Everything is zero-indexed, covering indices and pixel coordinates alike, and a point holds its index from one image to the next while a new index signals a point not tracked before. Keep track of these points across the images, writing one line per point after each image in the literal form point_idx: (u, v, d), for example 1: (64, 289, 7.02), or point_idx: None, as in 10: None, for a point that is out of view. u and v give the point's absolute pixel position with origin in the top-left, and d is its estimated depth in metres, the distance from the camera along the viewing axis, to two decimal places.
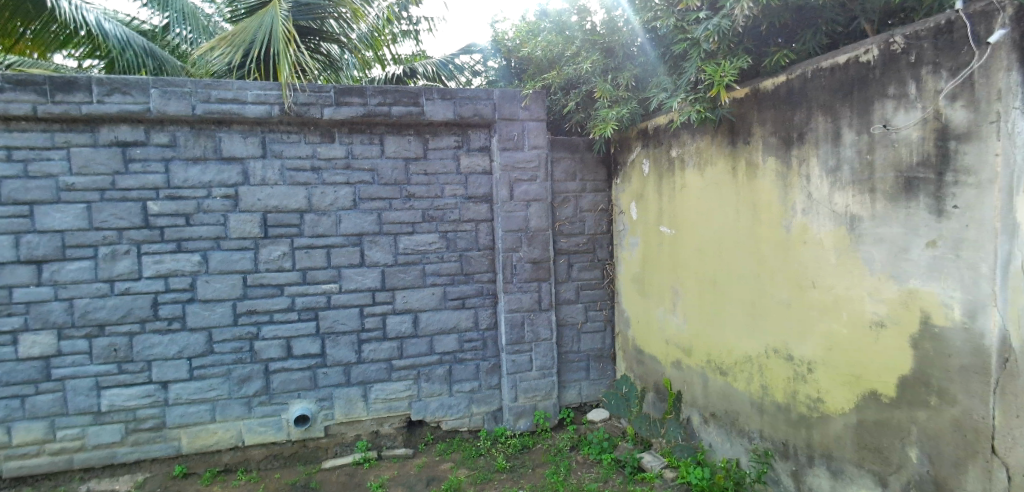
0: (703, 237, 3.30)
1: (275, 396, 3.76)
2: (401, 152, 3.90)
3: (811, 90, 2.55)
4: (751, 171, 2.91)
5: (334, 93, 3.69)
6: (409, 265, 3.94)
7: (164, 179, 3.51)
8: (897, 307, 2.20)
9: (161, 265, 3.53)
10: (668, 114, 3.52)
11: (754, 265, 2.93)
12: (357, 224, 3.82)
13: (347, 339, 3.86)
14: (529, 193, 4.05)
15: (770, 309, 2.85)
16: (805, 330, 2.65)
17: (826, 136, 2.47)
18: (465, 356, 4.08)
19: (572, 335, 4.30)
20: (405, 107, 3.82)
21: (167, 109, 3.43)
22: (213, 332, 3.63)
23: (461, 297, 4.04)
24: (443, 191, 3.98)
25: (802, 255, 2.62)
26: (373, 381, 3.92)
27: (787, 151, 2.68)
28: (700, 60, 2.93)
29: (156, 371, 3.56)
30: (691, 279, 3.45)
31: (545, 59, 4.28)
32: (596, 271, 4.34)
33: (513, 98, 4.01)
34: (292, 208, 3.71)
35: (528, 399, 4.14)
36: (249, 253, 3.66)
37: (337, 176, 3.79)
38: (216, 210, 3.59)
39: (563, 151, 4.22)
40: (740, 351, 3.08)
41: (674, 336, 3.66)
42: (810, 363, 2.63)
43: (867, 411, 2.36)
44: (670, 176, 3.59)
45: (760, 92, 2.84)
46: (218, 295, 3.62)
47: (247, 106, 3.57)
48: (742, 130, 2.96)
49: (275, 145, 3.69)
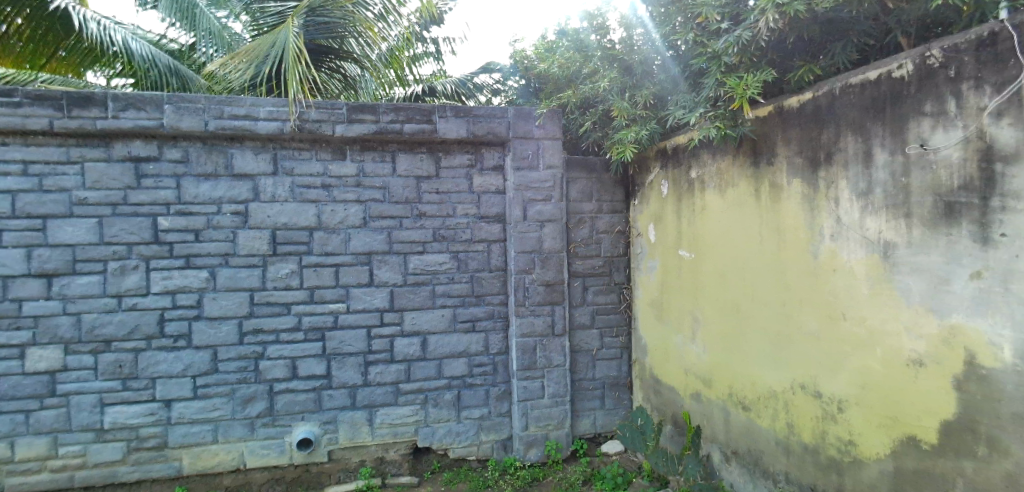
0: (724, 262, 3.13)
1: (279, 417, 3.67)
2: (414, 170, 3.83)
3: (839, 107, 2.38)
4: (775, 194, 2.74)
5: (346, 110, 3.65)
6: (418, 285, 3.84)
7: (175, 195, 3.50)
8: (938, 344, 2.00)
9: (169, 281, 3.50)
10: (688, 133, 3.37)
11: (779, 293, 2.74)
12: (366, 243, 3.75)
13: (354, 361, 3.76)
14: (543, 213, 3.93)
15: (796, 340, 2.66)
16: (835, 365, 2.44)
17: (856, 156, 2.30)
18: (474, 381, 3.94)
19: (587, 362, 4.13)
20: (418, 124, 3.76)
21: (180, 125, 3.43)
22: (219, 350, 3.57)
23: (471, 319, 3.92)
24: (455, 210, 3.89)
25: (831, 283, 2.44)
26: (379, 405, 3.80)
27: (814, 173, 2.51)
28: (720, 74, 2.79)
29: (160, 389, 3.51)
30: (712, 305, 3.26)
31: (562, 77, 4.18)
32: (613, 295, 4.17)
33: (528, 116, 3.92)
34: (301, 225, 3.66)
35: (539, 428, 3.96)
36: (257, 271, 3.61)
37: (347, 193, 3.73)
38: (226, 226, 3.56)
39: (579, 171, 4.10)
40: (764, 384, 2.88)
41: (693, 365, 3.46)
42: (841, 401, 2.42)
43: (906, 458, 2.15)
44: (689, 198, 3.44)
45: (784, 110, 2.68)
46: (225, 312, 3.57)
47: (259, 123, 3.54)
48: (765, 149, 2.80)
49: (286, 162, 3.65)
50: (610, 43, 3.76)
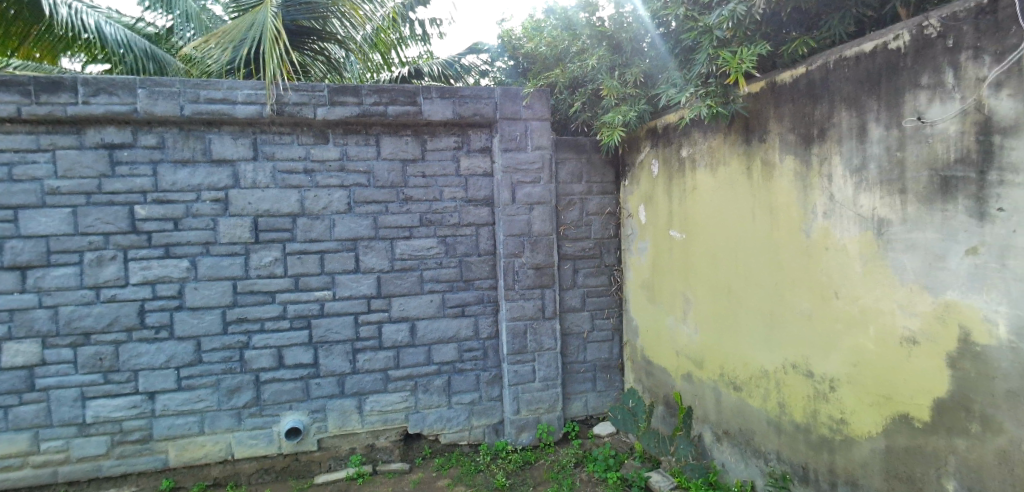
0: (715, 241, 3.08)
1: (266, 407, 3.61)
2: (399, 154, 3.74)
3: (833, 81, 2.32)
4: (767, 172, 2.68)
5: (327, 92, 3.54)
6: (406, 271, 3.77)
7: (152, 182, 3.38)
8: (932, 322, 1.97)
9: (148, 271, 3.40)
10: (678, 111, 3.30)
11: (771, 273, 2.70)
12: (351, 228, 3.67)
13: (342, 349, 3.69)
14: (532, 196, 3.86)
15: (789, 320, 2.62)
16: (828, 344, 2.41)
17: (850, 131, 2.25)
18: (464, 367, 3.90)
19: (578, 345, 4.09)
20: (402, 106, 3.65)
21: (154, 109, 3.31)
22: (202, 341, 3.50)
23: (461, 304, 3.87)
24: (441, 193, 3.81)
25: (824, 262, 2.40)
26: (368, 392, 3.75)
27: (807, 149, 2.46)
28: (712, 49, 2.71)
29: (143, 382, 3.43)
30: (703, 286, 3.23)
31: (550, 56, 4.11)
32: (604, 277, 4.13)
33: (515, 96, 3.83)
34: (284, 211, 3.57)
35: (531, 412, 3.94)
36: (239, 259, 3.52)
37: (331, 178, 3.63)
38: (206, 214, 3.46)
39: (568, 152, 4.02)
40: (756, 364, 2.85)
41: (685, 347, 3.43)
42: (833, 380, 2.40)
43: (898, 436, 2.13)
44: (680, 177, 3.38)
45: (777, 85, 2.61)
46: (208, 302, 3.49)
47: (237, 107, 3.43)
48: (757, 126, 2.74)
49: (266, 147, 3.55)
50: (599, 21, 3.67)
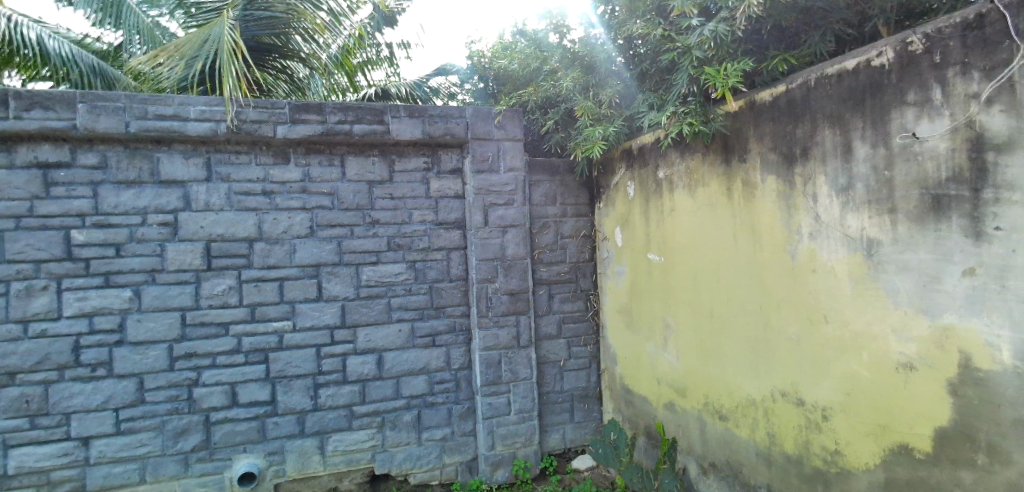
0: (696, 265, 2.99)
1: (217, 451, 3.31)
2: (365, 175, 3.55)
3: (815, 100, 2.27)
4: (749, 192, 2.61)
5: (288, 109, 3.35)
6: (373, 299, 3.56)
7: (92, 205, 3.10)
8: (930, 347, 1.89)
9: (85, 302, 3.10)
10: (655, 131, 3.23)
11: (755, 297, 2.61)
12: (314, 253, 3.44)
13: (302, 384, 3.43)
14: (505, 219, 3.72)
15: (776, 345, 2.52)
16: (818, 371, 2.32)
17: (835, 150, 2.18)
18: (435, 400, 3.68)
19: (554, 374, 3.92)
20: (369, 125, 3.48)
21: (96, 126, 3.05)
22: (145, 379, 3.19)
23: (431, 333, 3.66)
24: (411, 216, 3.64)
25: (812, 284, 2.31)
26: (331, 431, 3.49)
27: (790, 169, 2.39)
28: (692, 68, 2.66)
29: (76, 426, 3.09)
30: (684, 311, 3.12)
31: (521, 76, 4.03)
32: (580, 302, 3.99)
33: (487, 116, 3.71)
34: (239, 236, 3.32)
35: (506, 447, 3.72)
36: (189, 288, 3.25)
37: (292, 200, 3.42)
38: (153, 239, 3.19)
39: (542, 173, 3.91)
40: (743, 392, 2.74)
41: (666, 375, 3.30)
42: (826, 409, 2.30)
43: (898, 468, 2.02)
44: (657, 199, 3.30)
45: (757, 104, 2.55)
46: (153, 336, 3.19)
47: (190, 123, 3.19)
48: (737, 146, 2.67)
49: (221, 167, 3.31)
50: (570, 43, 3.61)
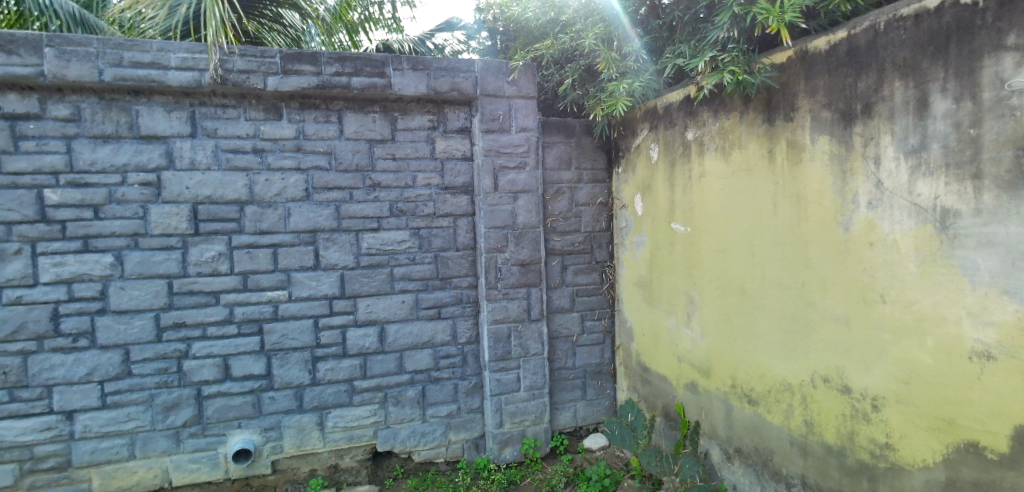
0: (726, 236, 2.72)
1: (210, 426, 3.12)
2: (364, 133, 3.26)
3: (883, 47, 1.95)
4: (794, 155, 2.32)
5: (279, 59, 3.05)
6: (374, 268, 3.31)
7: (66, 162, 2.84)
8: (1014, 334, 1.64)
9: (62, 268, 2.86)
10: (686, 87, 2.92)
11: (796, 273, 2.35)
12: (310, 219, 3.19)
13: (299, 357, 3.22)
14: (516, 183, 3.44)
15: (818, 327, 2.27)
16: (867, 356, 2.07)
17: (905, 105, 1.89)
18: (441, 376, 3.47)
19: (566, 349, 3.70)
20: (368, 77, 3.18)
21: (66, 73, 2.75)
22: (131, 350, 2.97)
23: (437, 305, 3.43)
24: (414, 180, 3.36)
25: (866, 260, 2.05)
26: (331, 406, 3.29)
27: (847, 128, 2.09)
28: (738, 7, 2.34)
29: (58, 399, 2.90)
30: (710, 286, 2.87)
31: (536, 28, 3.70)
32: (595, 274, 3.74)
33: (498, 70, 3.39)
34: (228, 198, 3.06)
35: (515, 425, 3.53)
36: (176, 254, 3.01)
37: (285, 159, 3.14)
38: (134, 200, 2.93)
39: (556, 134, 3.61)
40: (776, 375, 2.50)
41: (688, 354, 3.08)
42: (875, 398, 2.06)
43: (962, 468, 1.80)
44: (684, 163, 3.01)
45: (809, 54, 2.24)
46: (137, 304, 2.96)
47: (170, 73, 2.90)
48: (783, 102, 2.37)
49: (207, 122, 3.03)
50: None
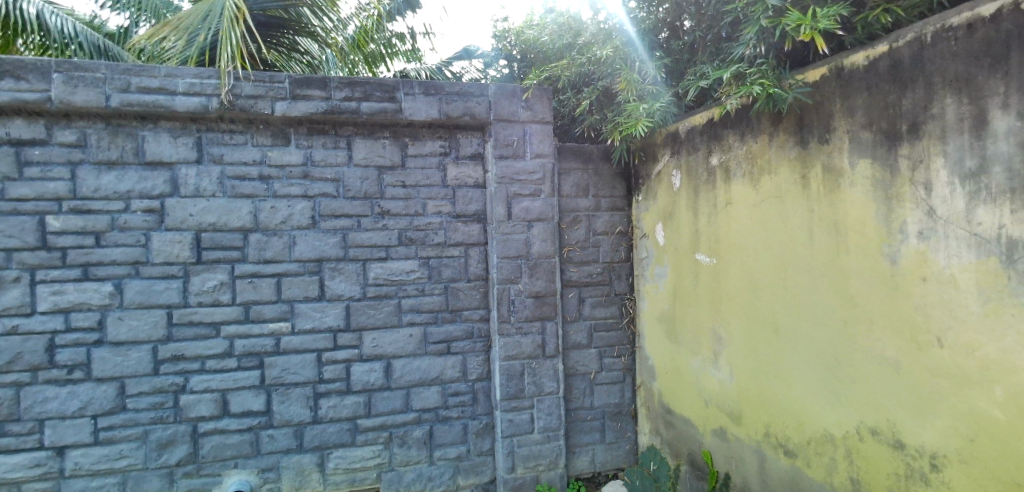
0: (756, 269, 2.50)
1: (205, 465, 2.96)
2: (374, 159, 3.16)
3: (931, 60, 1.77)
4: (831, 180, 2.12)
5: (288, 84, 2.98)
6: (381, 299, 3.17)
7: (70, 188, 2.78)
8: None
9: (61, 297, 2.77)
10: (710, 110, 2.76)
11: (835, 310, 2.12)
12: (316, 247, 3.07)
13: (300, 393, 3.06)
14: (531, 212, 3.28)
15: (864, 370, 2.03)
16: (924, 407, 1.82)
17: (959, 123, 1.69)
18: (449, 415, 3.27)
19: (584, 388, 3.47)
20: (378, 102, 3.09)
21: (72, 99, 2.72)
22: (126, 383, 2.85)
23: (446, 339, 3.25)
24: (424, 207, 3.23)
25: (918, 296, 1.82)
26: (332, 446, 3.11)
27: (891, 150, 1.89)
28: (766, 20, 2.18)
29: (50, 434, 2.78)
30: (739, 322, 2.64)
31: (553, 51, 3.60)
32: (614, 308, 3.53)
33: (512, 95, 3.28)
34: (233, 226, 2.97)
35: (528, 469, 3.29)
36: (176, 283, 2.91)
37: (292, 186, 3.05)
38: (136, 227, 2.86)
39: (573, 161, 3.46)
40: (816, 424, 2.25)
41: (716, 396, 2.83)
42: (935, 457, 1.80)
43: None
44: (709, 190, 2.82)
45: (846, 70, 2.06)
46: (135, 335, 2.86)
47: (177, 98, 2.85)
48: (817, 122, 2.18)
49: (214, 148, 2.96)
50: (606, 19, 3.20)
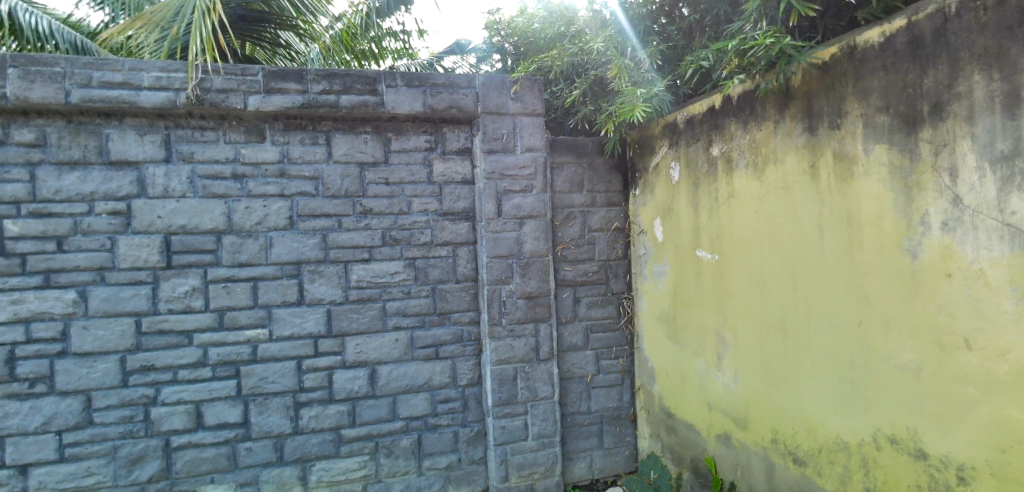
0: (763, 266, 2.34)
1: (179, 481, 2.79)
2: (355, 155, 2.99)
3: (955, 34, 1.60)
4: (844, 169, 1.95)
5: (262, 77, 2.81)
6: (364, 303, 3.00)
7: (29, 190, 2.60)
8: None
9: (20, 306, 2.60)
10: (711, 97, 2.59)
11: (849, 310, 1.96)
12: (294, 249, 2.90)
13: (279, 403, 2.89)
14: (522, 208, 3.12)
15: (882, 375, 1.86)
16: (949, 415, 1.65)
17: (988, 103, 1.52)
18: (439, 423, 3.11)
19: (580, 392, 3.31)
20: (359, 95, 2.92)
21: (28, 95, 2.53)
22: (93, 396, 2.68)
23: (434, 344, 3.09)
24: (410, 205, 3.06)
25: (942, 295, 1.65)
26: (315, 458, 2.94)
27: (911, 134, 1.73)
28: None
29: (11, 452, 2.60)
30: (744, 322, 2.48)
31: (545, 40, 3.42)
32: (611, 308, 3.37)
33: (501, 86, 3.11)
34: (204, 227, 2.79)
35: (523, 478, 3.13)
36: (145, 289, 2.73)
37: (267, 185, 2.87)
38: (101, 231, 2.68)
39: (567, 154, 3.29)
40: (830, 432, 2.08)
41: (720, 400, 2.66)
42: (961, 469, 1.63)
43: None
44: (711, 183, 2.65)
45: (859, 49, 1.89)
46: (101, 346, 2.69)
47: (142, 93, 2.67)
48: (828, 106, 2.02)
49: (183, 145, 2.79)
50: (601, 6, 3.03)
